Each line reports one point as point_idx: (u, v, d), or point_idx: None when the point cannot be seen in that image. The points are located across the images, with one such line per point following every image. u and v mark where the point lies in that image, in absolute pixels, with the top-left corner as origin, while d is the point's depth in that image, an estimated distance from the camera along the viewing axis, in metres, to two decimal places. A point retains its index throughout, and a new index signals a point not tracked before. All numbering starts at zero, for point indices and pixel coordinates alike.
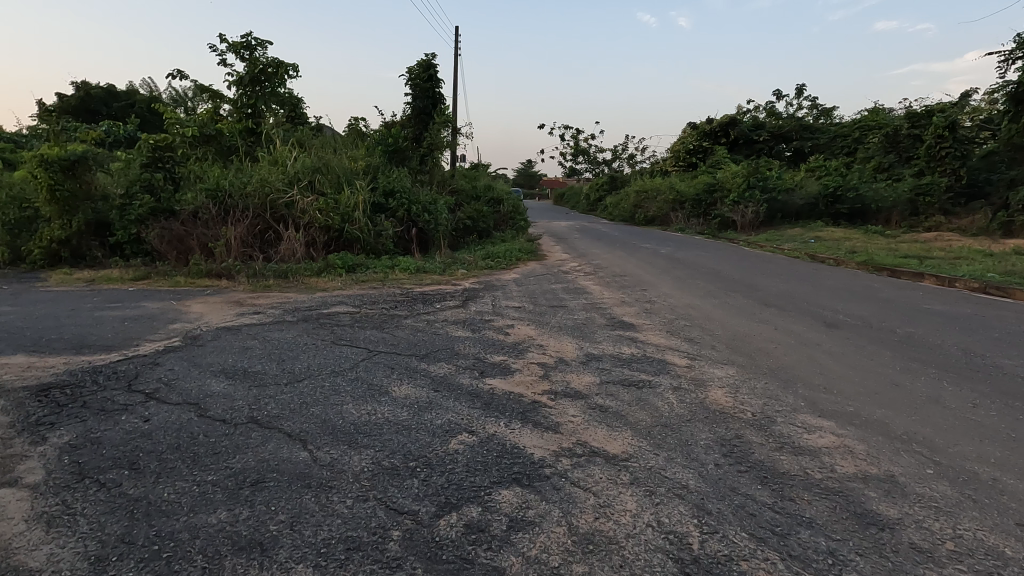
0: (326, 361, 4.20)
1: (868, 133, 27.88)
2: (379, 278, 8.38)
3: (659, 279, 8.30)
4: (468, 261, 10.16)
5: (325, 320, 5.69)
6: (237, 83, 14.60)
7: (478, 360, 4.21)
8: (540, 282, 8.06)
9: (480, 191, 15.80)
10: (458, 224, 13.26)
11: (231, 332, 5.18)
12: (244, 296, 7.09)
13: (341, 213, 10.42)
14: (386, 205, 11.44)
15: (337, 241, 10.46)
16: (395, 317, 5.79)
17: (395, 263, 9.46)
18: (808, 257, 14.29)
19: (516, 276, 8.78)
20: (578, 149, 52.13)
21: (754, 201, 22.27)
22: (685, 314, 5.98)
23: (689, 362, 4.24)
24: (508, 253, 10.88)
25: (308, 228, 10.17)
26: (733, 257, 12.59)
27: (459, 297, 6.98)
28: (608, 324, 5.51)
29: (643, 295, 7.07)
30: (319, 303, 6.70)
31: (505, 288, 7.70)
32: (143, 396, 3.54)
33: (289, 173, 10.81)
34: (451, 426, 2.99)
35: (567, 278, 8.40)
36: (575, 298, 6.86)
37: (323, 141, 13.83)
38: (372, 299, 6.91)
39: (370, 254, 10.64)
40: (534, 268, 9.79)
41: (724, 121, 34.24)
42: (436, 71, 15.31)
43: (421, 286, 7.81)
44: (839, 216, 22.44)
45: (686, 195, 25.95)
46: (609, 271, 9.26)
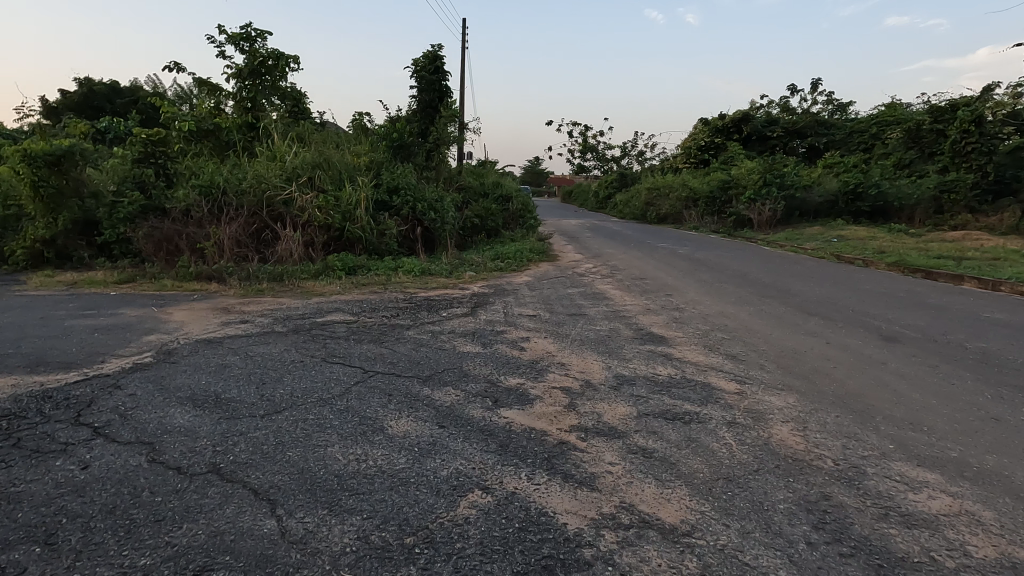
0: (313, 385, 3.59)
1: (886, 128, 27.05)
2: (381, 282, 7.80)
3: (684, 283, 7.65)
4: (476, 262, 9.55)
5: (318, 331, 5.11)
6: (237, 76, 14.08)
7: (492, 384, 3.60)
8: (555, 286, 7.44)
9: (488, 189, 15.19)
10: (466, 222, 12.65)
11: (211, 346, 4.59)
12: (233, 301, 6.53)
13: (342, 211, 9.85)
14: (390, 203, 10.86)
15: (338, 241, 9.90)
16: (396, 328, 5.20)
17: (399, 264, 8.87)
18: (834, 257, 13.55)
19: (529, 279, 8.16)
20: (587, 146, 51.36)
21: (771, 199, 21.50)
22: (721, 325, 5.33)
23: (739, 387, 3.61)
24: (519, 254, 10.26)
25: (307, 227, 9.60)
26: (757, 257, 11.89)
27: (468, 303, 6.38)
28: (636, 336, 4.88)
29: (669, 302, 6.43)
30: (314, 310, 6.13)
31: (517, 292, 7.08)
32: (91, 432, 2.95)
33: (288, 169, 10.28)
34: (459, 481, 2.38)
35: (583, 282, 7.78)
36: (595, 305, 6.23)
37: (325, 136, 13.26)
38: (373, 305, 6.33)
39: (372, 254, 10.06)
40: (547, 269, 9.14)
41: (737, 117, 33.41)
42: (442, 63, 14.73)
43: (427, 290, 7.22)
44: (860, 214, 21.62)
45: (700, 193, 25.21)
46: (628, 273, 8.61)
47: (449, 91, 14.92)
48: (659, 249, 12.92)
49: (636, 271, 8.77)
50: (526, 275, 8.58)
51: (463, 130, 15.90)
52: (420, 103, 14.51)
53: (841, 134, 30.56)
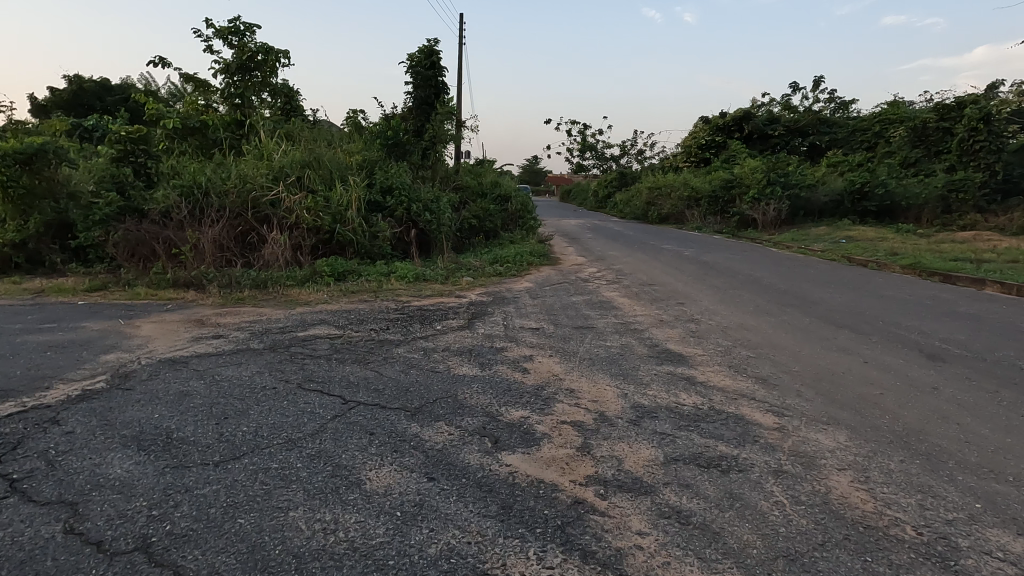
0: (283, 419, 3.08)
1: (890, 127, 26.66)
2: (372, 288, 7.30)
3: (695, 290, 7.17)
4: (473, 267, 9.06)
5: (298, 347, 4.60)
6: (224, 71, 13.57)
7: (491, 418, 3.11)
8: (558, 293, 6.95)
9: (487, 189, 14.67)
10: (464, 224, 12.12)
11: (175, 368, 4.08)
12: (209, 312, 6.02)
13: (332, 213, 9.35)
14: (383, 203, 10.36)
15: (328, 244, 9.40)
16: (385, 344, 4.69)
17: (392, 269, 8.37)
18: (844, 259, 13.08)
19: (529, 285, 7.67)
20: (586, 145, 50.89)
21: (775, 199, 21.05)
22: (743, 340, 4.84)
23: (777, 420, 3.11)
24: (518, 257, 9.77)
25: (295, 230, 9.10)
26: (766, 260, 11.39)
27: (465, 314, 5.87)
28: (651, 354, 4.38)
29: (682, 312, 5.93)
30: (297, 322, 5.63)
31: (517, 301, 6.59)
32: (5, 486, 2.43)
33: (276, 168, 9.78)
34: (451, 564, 1.88)
35: (588, 289, 7.28)
36: (603, 317, 5.73)
37: (317, 134, 12.75)
38: (362, 317, 5.83)
39: (364, 258, 9.55)
40: (549, 274, 8.65)
41: (738, 115, 32.96)
42: (439, 58, 14.25)
43: (421, 299, 6.72)
44: (866, 214, 21.13)
45: (702, 192, 24.72)
46: (635, 279, 8.11)
47: (445, 88, 14.43)
48: (664, 251, 12.41)
49: (643, 277, 8.27)
50: (526, 281, 8.09)
51: (461, 128, 15.41)
52: (416, 100, 14.11)
53: (844, 133, 30.13)
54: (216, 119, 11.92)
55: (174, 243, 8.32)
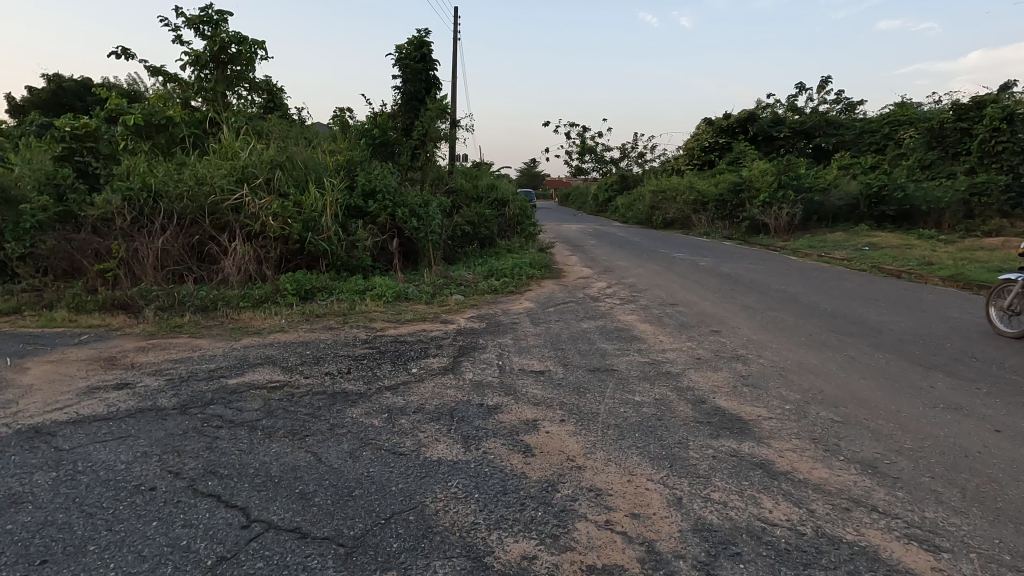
0: (134, 567, 1.89)
1: (901, 129, 25.64)
2: (342, 311, 6.13)
3: (729, 314, 6.01)
4: (465, 281, 7.90)
5: (218, 405, 3.39)
6: (194, 64, 12.44)
7: (473, 563, 1.92)
8: (564, 318, 5.77)
9: (482, 193, 13.48)
10: (456, 231, 10.89)
11: (32, 444, 2.88)
12: (130, 345, 4.80)
13: (303, 219, 8.20)
14: (365, 208, 9.22)
15: (299, 256, 8.25)
16: (336, 401, 3.47)
17: (369, 285, 7.20)
18: (874, 269, 11.91)
19: (529, 306, 6.49)
20: (585, 148, 49.81)
21: (787, 203, 19.91)
22: (815, 393, 3.65)
23: (936, 566, 1.93)
24: (516, 270, 8.61)
25: (261, 239, 7.99)
26: (793, 272, 10.21)
27: (450, 350, 4.65)
28: (699, 419, 3.20)
29: (722, 347, 4.74)
30: (236, 361, 4.42)
31: (516, 328, 5.42)
32: None
33: (241, 168, 8.60)
34: None
35: (599, 313, 6.09)
36: (624, 353, 4.52)
37: (295, 132, 11.60)
38: (320, 353, 4.62)
39: (340, 271, 8.38)
40: (552, 291, 7.50)
41: (742, 116, 31.95)
42: (430, 50, 13.14)
43: (399, 326, 5.53)
44: (883, 218, 19.95)
45: (709, 195, 23.59)
46: (653, 297, 6.95)
47: (436, 83, 13.31)
48: (677, 261, 11.22)
49: (662, 295, 7.09)
50: (525, 300, 6.91)
51: (455, 128, 14.20)
52: (405, 93, 12.84)
53: (851, 135, 29.12)
54: (181, 114, 10.73)
55: (115, 255, 7.15)
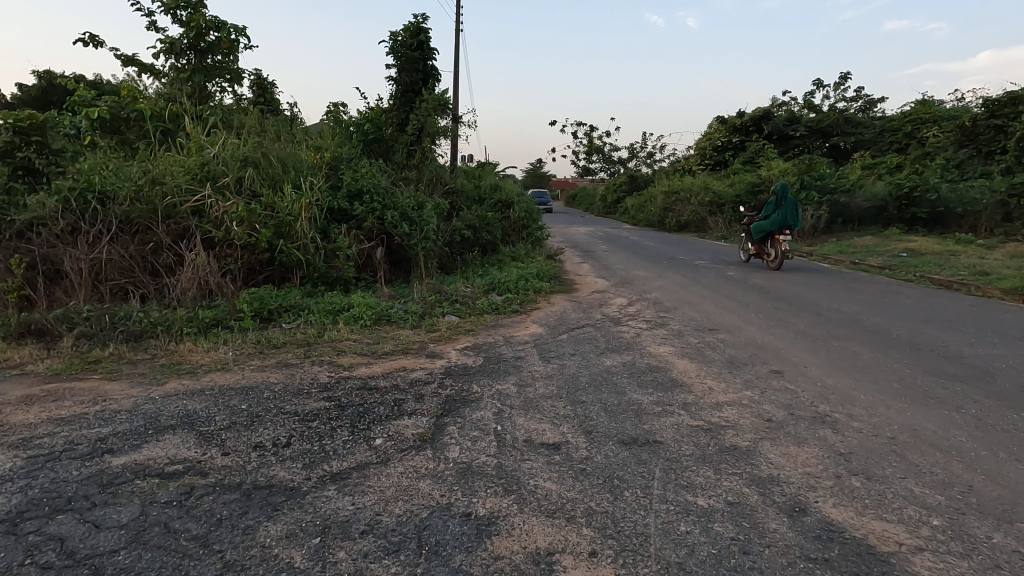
0: None
1: (926, 128, 24.29)
2: (307, 338, 5.00)
3: (785, 346, 4.83)
4: (461, 296, 6.77)
5: (70, 515, 2.24)
6: (169, 52, 11.37)
7: None
8: (580, 352, 4.61)
9: (484, 194, 12.30)
10: (455, 236, 9.71)
11: None
12: (17, 393, 3.68)
13: (275, 224, 7.10)
14: (350, 212, 8.13)
15: (271, 267, 7.17)
16: (251, 506, 2.32)
17: (346, 302, 6.08)
18: (918, 279, 10.66)
19: (537, 333, 5.33)
20: (593, 148, 48.61)
21: (812, 205, 18.64)
22: (964, 492, 2.47)
23: None
24: (522, 283, 7.48)
25: (227, 247, 6.94)
26: (836, 284, 8.99)
27: (432, 404, 3.48)
28: (809, 553, 2.03)
29: (794, 400, 3.57)
30: (143, 419, 3.28)
31: (521, 366, 4.25)
32: None
33: (205, 165, 7.48)
34: None
35: (623, 343, 4.92)
36: (666, 412, 3.34)
37: (277, 124, 10.48)
38: (259, 407, 3.47)
39: (318, 285, 7.29)
40: (564, 311, 6.34)
41: (757, 114, 30.67)
42: (428, 38, 12.06)
43: (372, 363, 4.37)
44: (915, 221, 18.58)
45: (725, 197, 22.36)
46: (686, 321, 5.78)
47: (434, 73, 12.23)
48: (701, 270, 10.04)
49: (696, 318, 5.90)
50: (532, 323, 5.76)
51: (456, 124, 13.02)
52: (400, 85, 11.83)
53: (871, 133, 27.80)
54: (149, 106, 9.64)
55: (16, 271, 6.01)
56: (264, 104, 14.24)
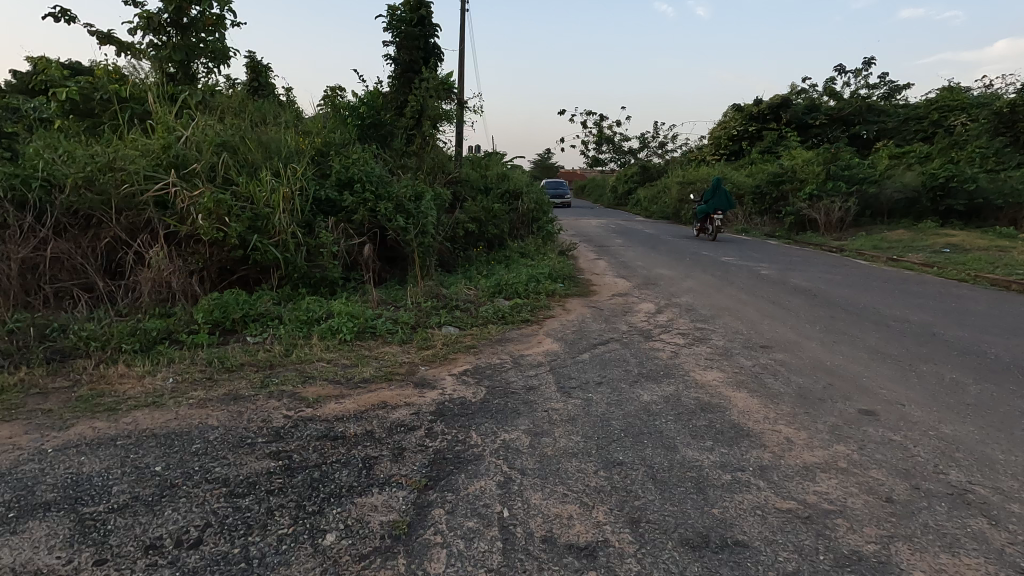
0: None
1: (958, 116, 22.93)
2: (271, 357, 4.08)
3: (864, 372, 3.86)
4: (462, 301, 5.83)
5: None
6: (147, 28, 10.40)
7: None
8: (608, 382, 3.67)
9: (491, 184, 11.32)
10: (457, 229, 8.75)
11: None
12: None
13: (249, 217, 6.17)
14: (338, 203, 7.19)
15: (245, 266, 6.27)
16: None
17: (325, 309, 5.14)
18: (972, 277, 9.58)
19: (553, 352, 4.37)
20: (602, 138, 47.30)
21: (839, 196, 17.48)
22: None
23: None
24: (532, 285, 6.54)
25: (193, 243, 6.04)
26: (886, 286, 7.97)
27: (413, 467, 2.54)
28: None
29: (910, 462, 2.61)
30: (12, 491, 2.37)
31: (534, 403, 3.31)
32: None
33: (173, 146, 6.51)
34: None
35: (660, 367, 3.96)
36: (740, 487, 2.38)
37: (263, 106, 9.54)
38: (179, 469, 2.55)
39: (300, 287, 6.37)
40: (583, 321, 5.38)
41: (775, 102, 29.41)
42: (428, 11, 11.04)
43: (345, 396, 3.44)
44: (950, 213, 17.36)
45: (744, 187, 21.21)
46: (730, 336, 4.81)
47: (436, 51, 11.24)
48: (731, 269, 9.03)
49: (742, 331, 4.93)
50: (546, 337, 4.80)
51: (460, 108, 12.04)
52: (400, 64, 10.88)
53: (895, 121, 26.43)
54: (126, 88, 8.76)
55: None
56: (258, 88, 13.34)
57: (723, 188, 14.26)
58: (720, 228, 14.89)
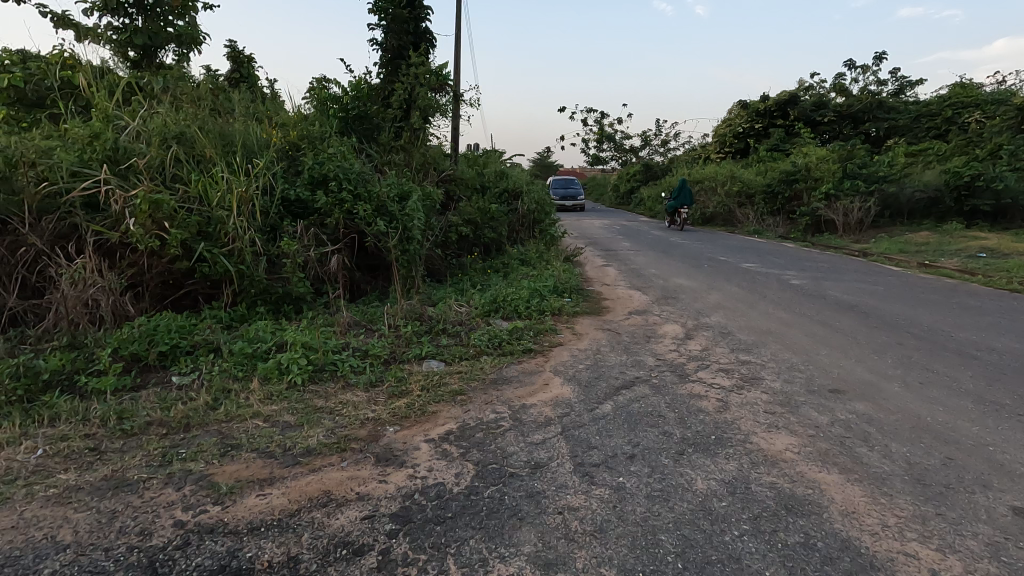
0: None
1: (975, 113, 21.94)
2: (190, 412, 3.07)
3: (987, 438, 2.85)
4: (450, 324, 4.81)
5: None
6: (106, 9, 9.34)
7: None
8: (644, 457, 2.64)
9: (488, 183, 10.31)
10: (449, 233, 7.73)
11: None
12: None
13: (196, 221, 5.15)
14: (308, 203, 6.18)
15: (192, 280, 5.27)
16: None
17: (277, 336, 4.12)
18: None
19: (565, 401, 3.35)
20: (603, 136, 46.25)
21: (857, 195, 16.49)
22: None
23: None
24: (536, 302, 5.54)
25: (128, 253, 5.04)
26: (939, 299, 6.97)
27: None
28: None
29: None
30: None
31: (544, 500, 2.29)
32: None
33: (112, 138, 5.46)
34: None
35: (710, 429, 2.94)
36: None
37: (231, 93, 8.50)
38: None
39: (259, 304, 5.36)
40: (599, 351, 4.36)
41: (782, 98, 28.35)
42: None
43: (274, 483, 2.42)
44: (975, 213, 16.36)
45: (754, 186, 20.21)
46: (786, 375, 3.80)
47: (427, 34, 10.22)
48: (759, 278, 8.02)
49: (799, 369, 3.91)
50: (555, 377, 3.77)
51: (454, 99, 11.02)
52: (388, 51, 9.86)
53: (907, 119, 25.52)
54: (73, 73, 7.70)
55: None
56: (237, 78, 12.30)
57: (686, 188, 16.91)
58: (685, 221, 17.52)
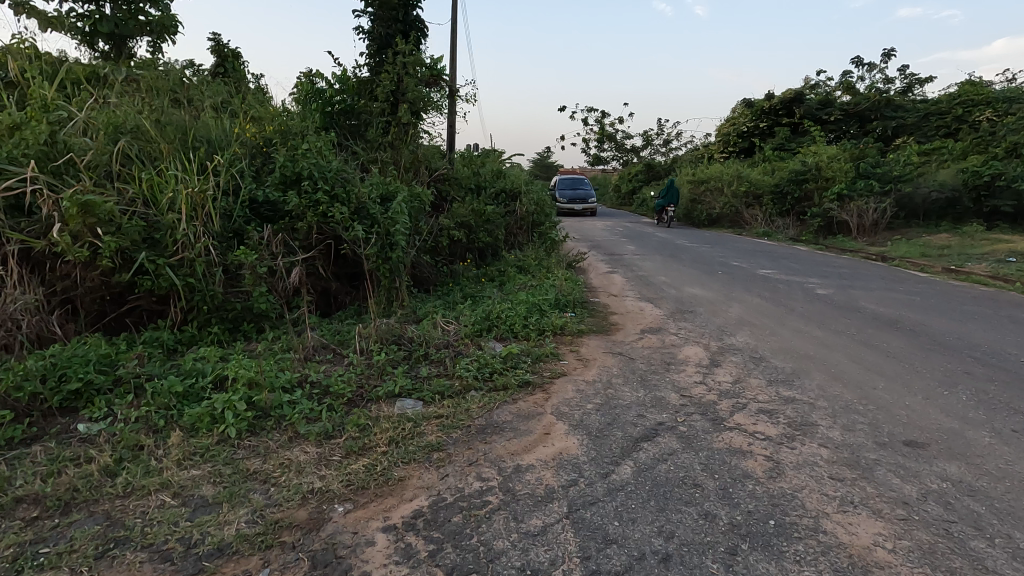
0: None
1: (989, 110, 21.20)
2: (78, 482, 2.33)
3: None
4: (433, 348, 4.06)
5: None
6: None
7: None
8: (683, 561, 1.91)
9: (484, 183, 9.56)
10: (439, 238, 7.00)
11: None
12: None
13: (136, 225, 4.40)
14: (275, 205, 5.44)
15: (134, 295, 4.52)
16: None
17: (219, 367, 3.37)
18: None
19: (572, 460, 2.60)
20: (603, 136, 45.52)
21: (871, 196, 15.75)
22: None
23: None
24: (535, 320, 4.80)
25: (57, 264, 4.29)
26: (986, 312, 6.22)
27: None
28: None
29: None
30: None
31: None
32: None
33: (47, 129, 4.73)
34: None
35: (766, 511, 2.20)
36: None
37: (202, 83, 7.78)
38: None
39: (212, 322, 4.62)
40: (611, 383, 3.61)
41: (787, 97, 27.64)
42: None
43: None
44: (994, 214, 15.60)
45: (761, 186, 19.50)
46: (845, 420, 3.06)
47: (418, 21, 9.47)
48: (781, 287, 7.28)
49: (859, 411, 3.17)
50: (558, 423, 3.01)
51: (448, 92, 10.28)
52: (375, 40, 9.13)
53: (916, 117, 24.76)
54: None
55: None
56: (217, 71, 11.55)
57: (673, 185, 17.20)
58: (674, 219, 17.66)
